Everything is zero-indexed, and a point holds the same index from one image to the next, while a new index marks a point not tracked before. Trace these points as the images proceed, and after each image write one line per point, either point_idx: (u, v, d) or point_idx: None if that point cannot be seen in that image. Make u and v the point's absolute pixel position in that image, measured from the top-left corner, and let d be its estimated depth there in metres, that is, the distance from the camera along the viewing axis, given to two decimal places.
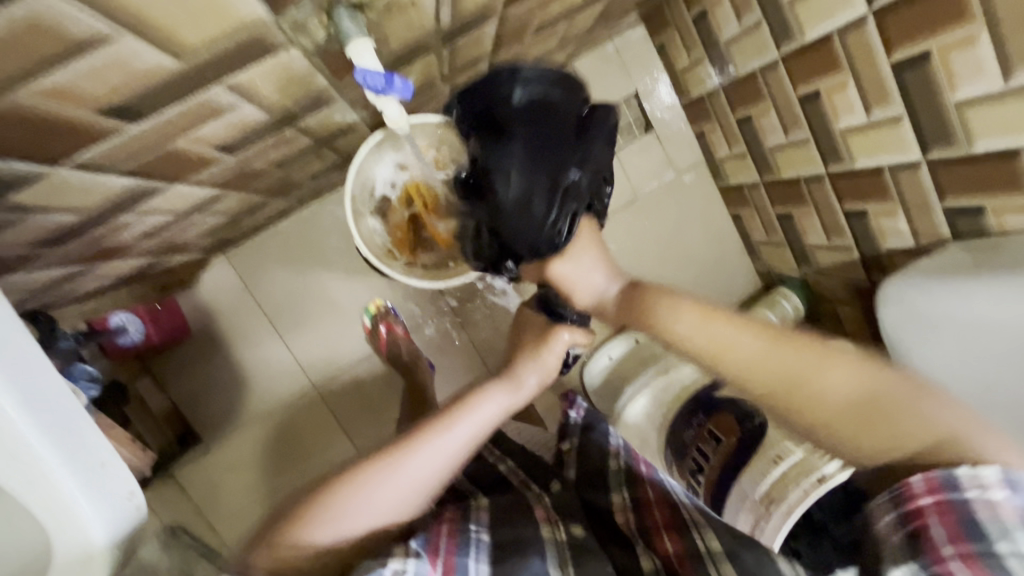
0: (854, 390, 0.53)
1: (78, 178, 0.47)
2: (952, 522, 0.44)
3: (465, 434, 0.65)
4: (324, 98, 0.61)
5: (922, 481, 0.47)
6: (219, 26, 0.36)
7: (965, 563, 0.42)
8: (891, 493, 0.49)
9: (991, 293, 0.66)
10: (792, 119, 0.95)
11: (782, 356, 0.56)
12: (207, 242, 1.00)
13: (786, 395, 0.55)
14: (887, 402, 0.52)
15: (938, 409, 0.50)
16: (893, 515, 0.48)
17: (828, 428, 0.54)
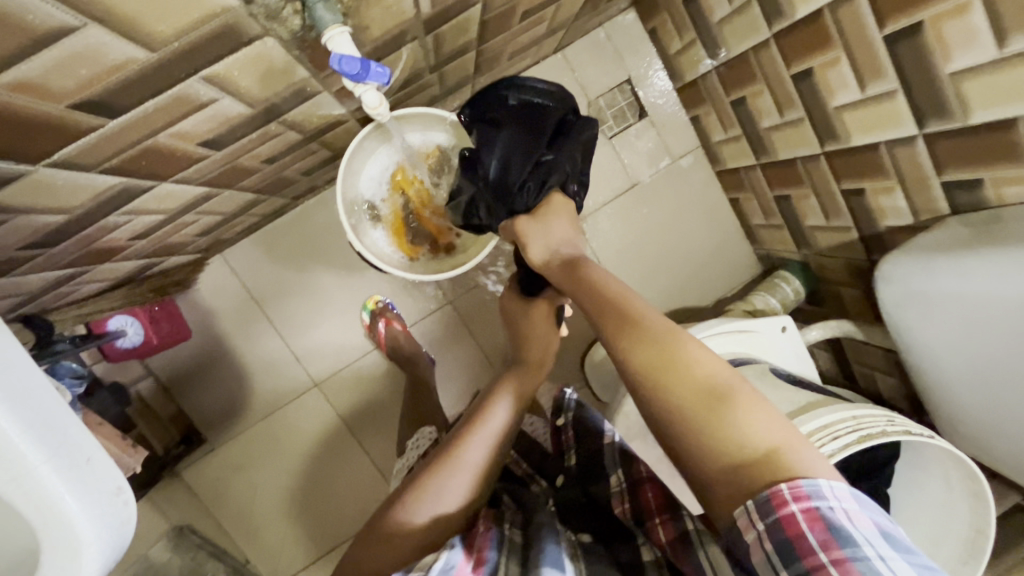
0: (710, 382, 0.53)
1: (59, 176, 0.46)
2: (821, 529, 0.43)
3: (499, 415, 0.69)
4: (307, 90, 0.60)
5: (790, 488, 0.45)
6: (188, 15, 0.36)
7: (837, 570, 0.41)
8: (755, 500, 0.47)
9: (992, 266, 0.65)
10: (786, 99, 0.94)
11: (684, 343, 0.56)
12: (202, 242, 1.00)
13: (660, 369, 0.55)
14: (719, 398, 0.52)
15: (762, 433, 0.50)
16: (762, 525, 0.45)
17: (678, 409, 0.53)
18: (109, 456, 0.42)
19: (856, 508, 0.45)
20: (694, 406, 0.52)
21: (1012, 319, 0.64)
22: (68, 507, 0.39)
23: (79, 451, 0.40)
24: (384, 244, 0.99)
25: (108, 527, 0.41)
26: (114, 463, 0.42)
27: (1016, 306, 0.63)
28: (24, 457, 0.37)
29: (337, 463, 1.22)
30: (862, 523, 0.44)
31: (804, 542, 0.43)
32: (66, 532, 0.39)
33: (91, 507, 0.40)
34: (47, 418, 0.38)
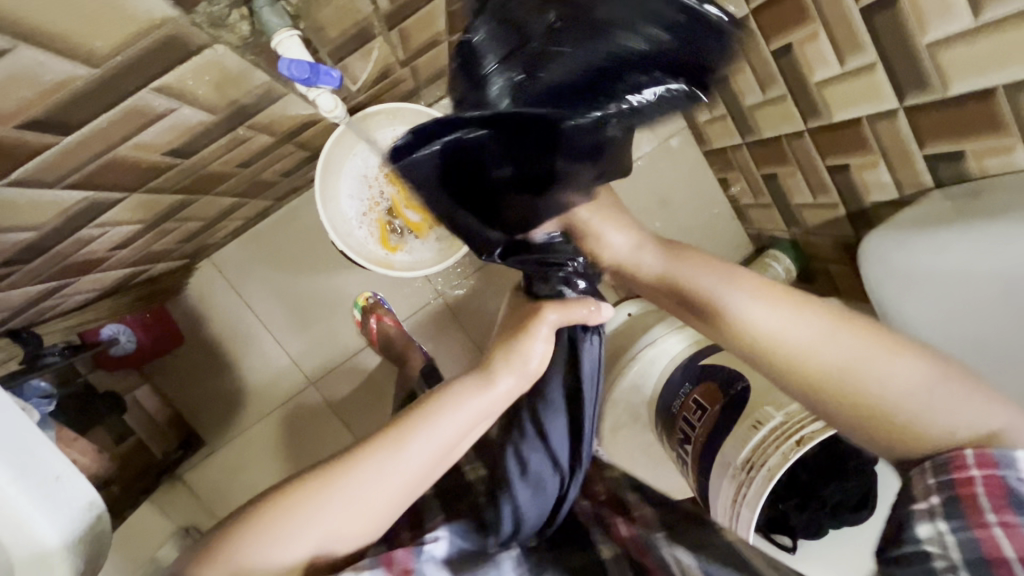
0: (843, 361, 0.60)
1: (21, 195, 0.46)
2: (1000, 494, 0.50)
3: (417, 454, 0.60)
4: (271, 92, 0.60)
5: (974, 455, 0.52)
6: (125, 28, 0.35)
7: (1006, 529, 0.49)
8: (936, 461, 0.54)
9: (967, 241, 0.64)
10: (768, 76, 0.92)
11: (876, 365, 0.59)
12: (187, 248, 1.00)
13: (835, 385, 0.60)
14: (867, 375, 0.59)
15: (904, 372, 0.58)
16: (936, 491, 0.53)
17: (837, 404, 0.60)
18: (77, 471, 0.46)
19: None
20: (829, 389, 0.60)
21: (991, 295, 0.64)
22: (40, 526, 0.43)
23: (48, 467, 0.44)
24: (370, 241, 0.99)
25: (79, 538, 0.45)
26: (83, 480, 0.46)
27: (994, 279, 0.63)
28: None
29: (337, 458, 1.24)
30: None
31: (977, 503, 0.50)
32: (38, 547, 0.43)
33: (60, 522, 0.44)
34: None
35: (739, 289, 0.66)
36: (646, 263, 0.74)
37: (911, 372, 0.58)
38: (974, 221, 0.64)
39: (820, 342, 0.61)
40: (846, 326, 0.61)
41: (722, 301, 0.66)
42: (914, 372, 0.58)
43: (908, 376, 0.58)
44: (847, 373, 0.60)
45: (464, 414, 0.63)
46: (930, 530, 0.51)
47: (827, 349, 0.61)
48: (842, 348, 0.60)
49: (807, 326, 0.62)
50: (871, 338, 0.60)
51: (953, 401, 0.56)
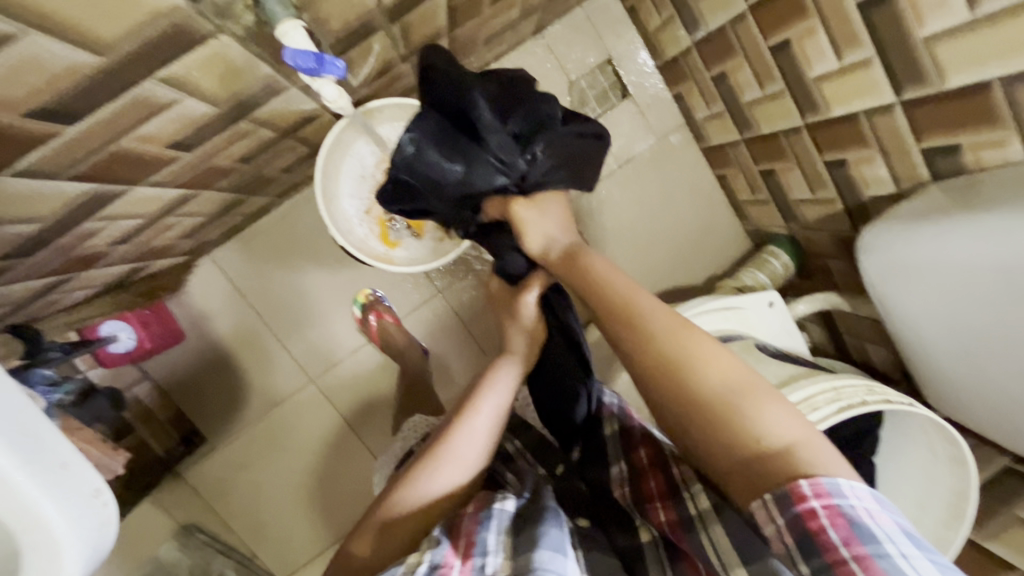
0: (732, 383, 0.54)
1: (25, 186, 0.46)
2: (844, 526, 0.43)
3: (490, 410, 0.70)
4: (274, 85, 0.60)
5: (809, 484, 0.45)
6: (132, 16, 0.35)
7: (861, 566, 0.41)
8: (775, 493, 0.46)
9: (962, 232, 0.65)
10: (766, 72, 0.93)
11: (721, 371, 0.55)
12: (187, 245, 1.00)
13: (670, 374, 0.56)
14: (727, 388, 0.53)
15: (732, 375, 0.55)
16: (782, 519, 0.45)
17: (682, 407, 0.55)
18: (82, 456, 0.43)
19: (881, 510, 0.45)
20: (715, 396, 0.54)
21: (991, 286, 0.64)
22: (46, 512, 0.39)
23: (55, 456, 0.41)
24: (370, 238, 0.99)
25: (87, 527, 0.42)
26: (89, 467, 0.43)
27: (989, 269, 0.63)
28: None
29: (337, 455, 1.24)
30: (885, 523, 0.44)
31: (826, 537, 0.43)
32: (44, 535, 0.40)
33: (68, 508, 0.41)
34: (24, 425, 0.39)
35: (643, 296, 0.65)
36: (600, 261, 0.70)
37: (729, 363, 0.56)
38: (968, 213, 0.65)
39: (695, 343, 0.58)
40: (688, 325, 0.60)
41: (625, 295, 0.65)
42: (737, 375, 0.55)
43: (786, 423, 0.51)
44: (710, 382, 0.54)
45: (505, 376, 0.74)
46: (798, 575, 0.44)
47: (699, 348, 0.57)
48: (691, 346, 0.57)
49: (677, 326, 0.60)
50: (699, 339, 0.58)
51: (768, 410, 0.52)
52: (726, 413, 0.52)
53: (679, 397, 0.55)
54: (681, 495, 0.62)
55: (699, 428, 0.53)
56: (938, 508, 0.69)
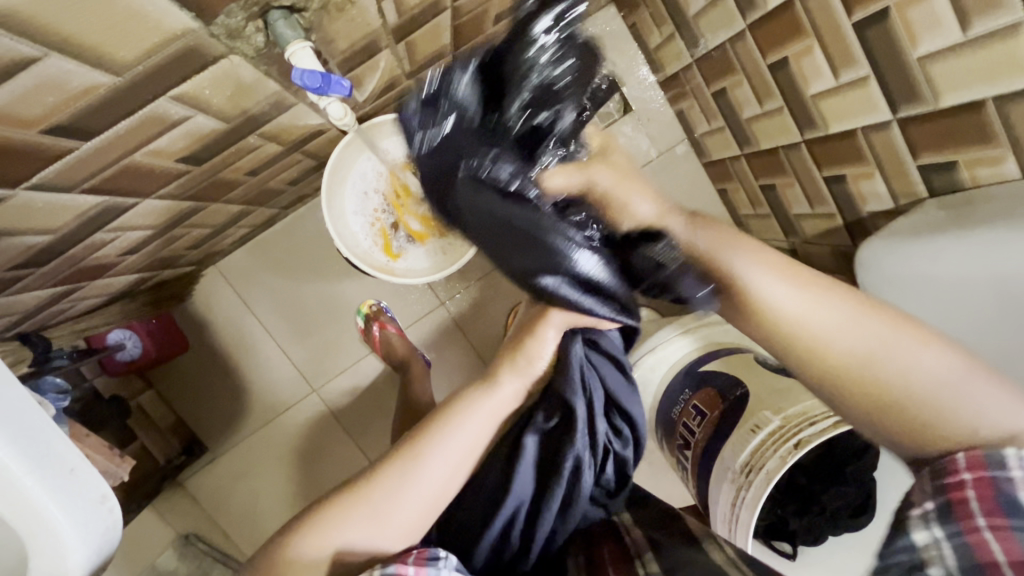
0: (859, 358, 0.54)
1: (40, 199, 0.48)
2: (989, 497, 0.48)
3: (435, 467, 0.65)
4: (283, 101, 0.62)
5: (965, 457, 0.50)
6: (147, 39, 0.37)
7: (996, 534, 0.47)
8: (934, 465, 0.52)
9: (957, 248, 0.66)
10: (765, 89, 0.94)
11: (902, 347, 0.53)
12: (194, 254, 1.01)
13: (842, 376, 0.55)
14: (892, 365, 0.53)
15: (931, 362, 0.53)
16: (928, 494, 0.51)
17: (902, 424, 0.54)
18: (91, 465, 0.43)
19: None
20: (857, 396, 0.55)
21: (986, 302, 0.65)
22: (53, 518, 0.40)
23: (62, 463, 0.41)
24: (374, 250, 1.00)
25: (92, 532, 0.42)
26: (97, 471, 0.44)
27: (987, 285, 0.64)
28: (8, 469, 0.39)
29: (338, 466, 1.24)
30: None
31: (967, 507, 0.48)
32: (53, 539, 0.40)
33: (74, 516, 0.41)
34: (32, 433, 0.40)
35: (741, 254, 0.57)
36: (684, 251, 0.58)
37: (832, 317, 0.54)
38: (964, 229, 0.65)
39: (810, 317, 0.54)
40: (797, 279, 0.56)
41: (719, 262, 0.57)
42: (937, 362, 0.53)
43: (935, 366, 0.53)
44: (932, 406, 0.52)
45: (475, 420, 0.68)
46: (925, 534, 0.50)
47: (804, 310, 0.55)
48: (822, 318, 0.55)
49: (801, 300, 0.55)
50: (888, 317, 0.54)
51: (980, 389, 0.52)
52: (869, 371, 0.53)
53: (827, 387, 0.56)
54: (632, 560, 0.63)
55: (846, 384, 0.54)
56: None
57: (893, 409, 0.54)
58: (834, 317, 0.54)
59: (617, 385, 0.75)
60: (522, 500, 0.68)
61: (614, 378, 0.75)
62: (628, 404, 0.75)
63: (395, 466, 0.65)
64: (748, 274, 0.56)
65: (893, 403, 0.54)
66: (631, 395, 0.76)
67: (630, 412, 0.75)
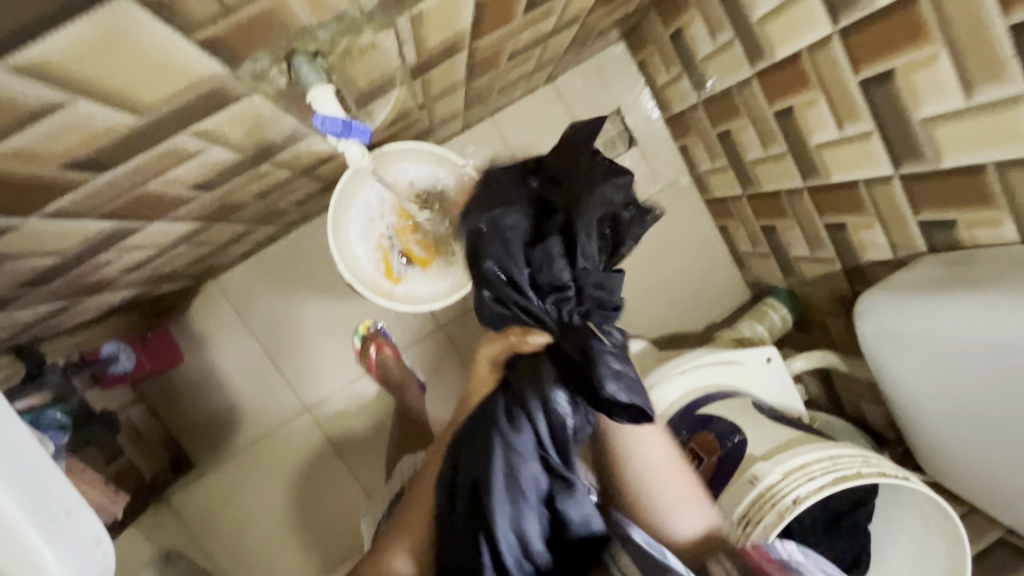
0: (665, 486, 0.69)
1: (50, 225, 0.48)
2: None
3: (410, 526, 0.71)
4: (298, 133, 0.62)
5: (754, 547, 0.64)
6: (175, 84, 0.37)
7: None
8: (729, 554, 0.61)
9: (957, 309, 0.66)
10: (769, 134, 0.96)
11: (679, 495, 0.69)
12: (194, 270, 1.01)
13: (622, 472, 0.70)
14: (661, 493, 0.68)
15: (693, 507, 0.68)
16: (733, 565, 0.59)
17: (653, 528, 0.68)
18: (89, 505, 0.38)
19: (803, 557, 0.63)
20: (663, 484, 0.69)
21: (985, 361, 0.65)
22: (46, 562, 0.35)
23: (59, 504, 0.36)
24: (376, 275, 1.00)
25: None
26: (95, 513, 0.39)
27: (986, 347, 0.64)
28: (4, 513, 0.34)
29: (328, 488, 1.22)
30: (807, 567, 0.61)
31: None
32: None
33: (67, 560, 0.36)
34: (30, 470, 0.35)
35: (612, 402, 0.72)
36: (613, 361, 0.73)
37: (656, 454, 0.70)
38: (964, 289, 0.66)
39: (646, 453, 0.70)
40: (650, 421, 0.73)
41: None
42: (699, 505, 0.68)
43: (680, 507, 0.68)
44: (652, 501, 0.68)
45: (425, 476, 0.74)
46: None
47: (636, 438, 0.70)
48: (646, 445, 0.70)
49: (650, 433, 0.71)
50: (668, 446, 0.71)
51: (701, 499, 0.69)
52: (642, 484, 0.69)
53: (632, 495, 0.69)
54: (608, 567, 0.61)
55: (650, 525, 0.68)
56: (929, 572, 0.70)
57: (669, 508, 0.67)
58: (648, 445, 0.70)
59: (502, 424, 0.66)
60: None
61: (523, 448, 0.65)
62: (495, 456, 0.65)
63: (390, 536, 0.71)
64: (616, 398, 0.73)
65: (649, 512, 0.68)
66: (519, 436, 0.66)
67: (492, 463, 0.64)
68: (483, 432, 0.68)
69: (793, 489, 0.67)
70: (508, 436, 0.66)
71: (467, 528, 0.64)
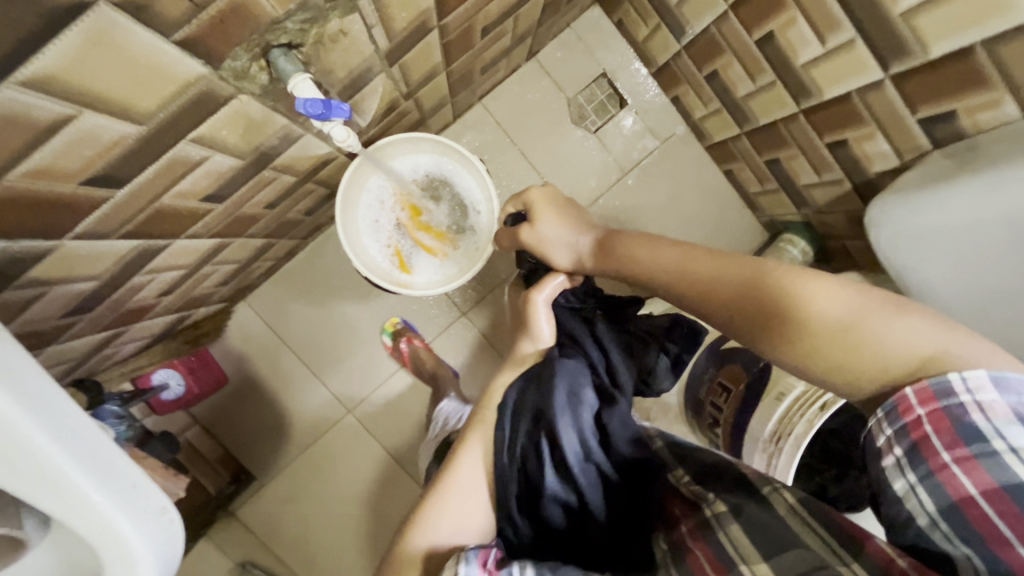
0: (770, 310, 0.54)
1: (84, 247, 0.52)
2: (947, 430, 0.42)
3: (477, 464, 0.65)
4: (291, 134, 0.66)
5: (916, 390, 0.44)
6: (166, 88, 0.41)
7: (963, 467, 0.41)
8: (883, 407, 0.46)
9: (963, 195, 0.65)
10: (755, 65, 0.95)
11: (803, 306, 0.52)
12: (223, 291, 1.06)
13: (754, 328, 0.55)
14: (792, 321, 0.52)
15: (827, 306, 0.50)
16: (890, 432, 0.45)
17: (800, 371, 0.52)
18: (150, 478, 0.43)
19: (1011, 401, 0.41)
20: (773, 308, 0.54)
21: (997, 240, 0.64)
22: (121, 527, 0.40)
23: (124, 479, 0.41)
24: (391, 269, 1.04)
25: (156, 541, 0.42)
26: (158, 486, 0.43)
27: (996, 225, 0.63)
28: (78, 486, 0.39)
29: (383, 484, 1.26)
30: (1000, 415, 0.41)
31: (929, 443, 0.43)
32: (118, 548, 0.40)
33: (139, 524, 0.41)
34: (96, 451, 0.40)
35: (723, 272, 0.60)
36: (637, 245, 0.71)
37: (738, 286, 0.57)
38: (968, 173, 0.65)
39: (753, 292, 0.56)
40: (711, 263, 0.62)
41: (651, 257, 0.69)
42: (835, 308, 0.50)
43: (914, 335, 0.46)
44: (777, 325, 0.53)
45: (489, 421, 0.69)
46: (903, 486, 0.44)
47: (761, 295, 0.55)
48: (769, 285, 0.55)
49: (734, 275, 0.58)
50: (782, 279, 0.55)
51: (876, 326, 0.48)
52: (767, 327, 0.54)
53: (760, 343, 0.55)
54: (700, 508, 0.57)
55: (798, 370, 0.52)
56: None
57: (837, 342, 0.49)
58: (731, 285, 0.58)
59: (561, 398, 0.64)
60: (576, 475, 0.61)
61: (573, 367, 0.69)
62: (564, 424, 0.62)
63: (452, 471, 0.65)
64: (678, 267, 0.65)
65: (788, 357, 0.52)
66: (580, 401, 0.65)
67: (562, 437, 0.62)
68: (544, 392, 0.66)
69: (820, 397, 0.71)
70: (551, 370, 0.68)
71: (530, 439, 0.64)
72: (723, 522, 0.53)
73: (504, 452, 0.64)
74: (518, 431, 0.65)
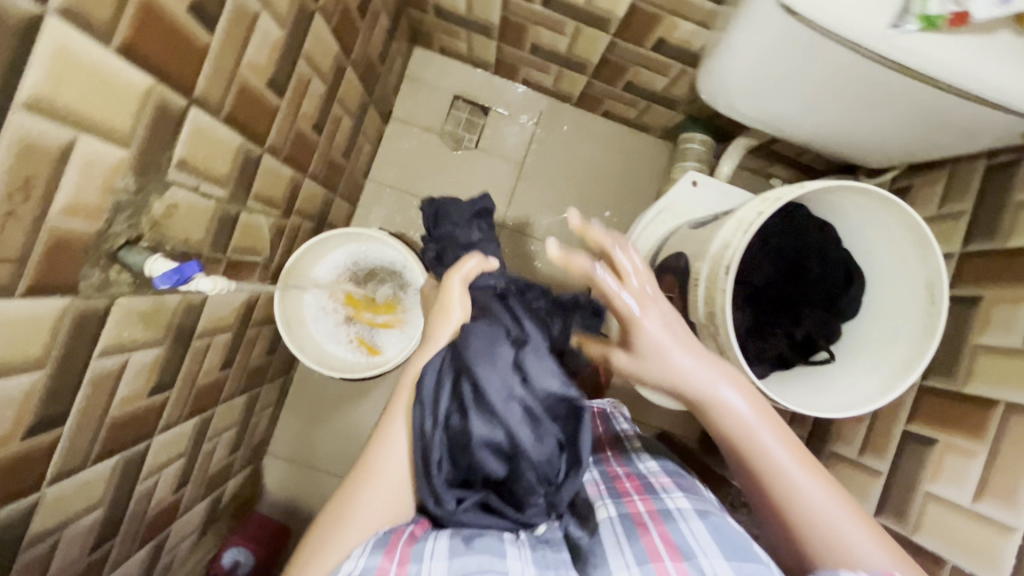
0: (777, 473, 0.59)
1: (67, 483, 0.60)
2: None
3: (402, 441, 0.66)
4: (194, 301, 0.73)
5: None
6: (43, 329, 0.48)
7: None
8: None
9: (736, 42, 0.76)
10: (553, 23, 1.02)
11: (801, 484, 0.58)
12: (239, 456, 1.13)
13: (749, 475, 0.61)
14: (785, 486, 0.59)
15: (816, 491, 0.58)
16: None
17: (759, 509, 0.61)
18: None
19: None
20: (775, 475, 0.59)
21: (781, 56, 0.74)
22: None
23: None
24: (364, 359, 1.11)
25: None
26: None
27: (773, 47, 0.73)
28: None
29: None
30: None
31: None
32: None
33: None
34: None
35: (751, 411, 0.60)
36: (678, 331, 0.60)
37: (764, 437, 0.59)
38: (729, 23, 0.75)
39: (763, 443, 0.59)
40: (753, 403, 0.61)
41: (695, 379, 0.59)
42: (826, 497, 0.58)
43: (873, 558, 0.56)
44: (777, 485, 0.59)
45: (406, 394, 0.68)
46: None
47: (773, 448, 0.59)
48: (784, 467, 0.59)
49: (762, 427, 0.60)
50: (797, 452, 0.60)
51: (859, 534, 0.57)
52: (764, 485, 0.60)
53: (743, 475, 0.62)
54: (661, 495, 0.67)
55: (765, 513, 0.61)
56: (918, 301, 0.77)
57: (808, 528, 0.57)
58: (754, 433, 0.60)
59: (477, 347, 0.65)
60: (500, 435, 0.62)
61: (485, 330, 0.69)
62: (485, 370, 0.63)
63: (371, 445, 0.66)
64: (729, 400, 0.60)
65: (766, 502, 0.60)
66: (497, 352, 0.66)
67: (483, 381, 0.62)
68: (458, 354, 0.66)
69: (720, 266, 0.75)
70: (466, 333, 0.69)
71: (451, 399, 0.64)
72: (687, 516, 0.62)
73: (426, 421, 0.64)
74: (443, 393, 0.64)
